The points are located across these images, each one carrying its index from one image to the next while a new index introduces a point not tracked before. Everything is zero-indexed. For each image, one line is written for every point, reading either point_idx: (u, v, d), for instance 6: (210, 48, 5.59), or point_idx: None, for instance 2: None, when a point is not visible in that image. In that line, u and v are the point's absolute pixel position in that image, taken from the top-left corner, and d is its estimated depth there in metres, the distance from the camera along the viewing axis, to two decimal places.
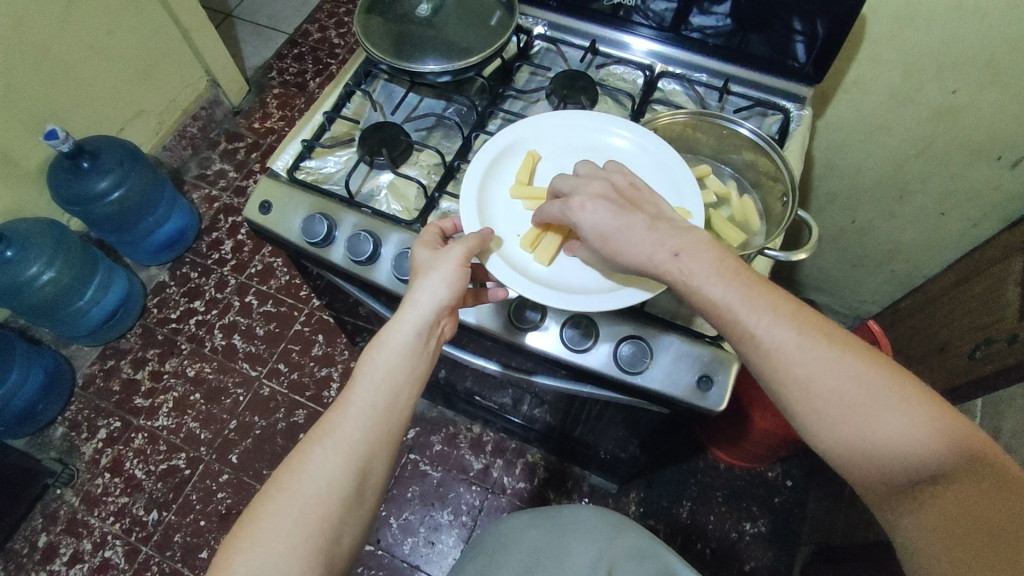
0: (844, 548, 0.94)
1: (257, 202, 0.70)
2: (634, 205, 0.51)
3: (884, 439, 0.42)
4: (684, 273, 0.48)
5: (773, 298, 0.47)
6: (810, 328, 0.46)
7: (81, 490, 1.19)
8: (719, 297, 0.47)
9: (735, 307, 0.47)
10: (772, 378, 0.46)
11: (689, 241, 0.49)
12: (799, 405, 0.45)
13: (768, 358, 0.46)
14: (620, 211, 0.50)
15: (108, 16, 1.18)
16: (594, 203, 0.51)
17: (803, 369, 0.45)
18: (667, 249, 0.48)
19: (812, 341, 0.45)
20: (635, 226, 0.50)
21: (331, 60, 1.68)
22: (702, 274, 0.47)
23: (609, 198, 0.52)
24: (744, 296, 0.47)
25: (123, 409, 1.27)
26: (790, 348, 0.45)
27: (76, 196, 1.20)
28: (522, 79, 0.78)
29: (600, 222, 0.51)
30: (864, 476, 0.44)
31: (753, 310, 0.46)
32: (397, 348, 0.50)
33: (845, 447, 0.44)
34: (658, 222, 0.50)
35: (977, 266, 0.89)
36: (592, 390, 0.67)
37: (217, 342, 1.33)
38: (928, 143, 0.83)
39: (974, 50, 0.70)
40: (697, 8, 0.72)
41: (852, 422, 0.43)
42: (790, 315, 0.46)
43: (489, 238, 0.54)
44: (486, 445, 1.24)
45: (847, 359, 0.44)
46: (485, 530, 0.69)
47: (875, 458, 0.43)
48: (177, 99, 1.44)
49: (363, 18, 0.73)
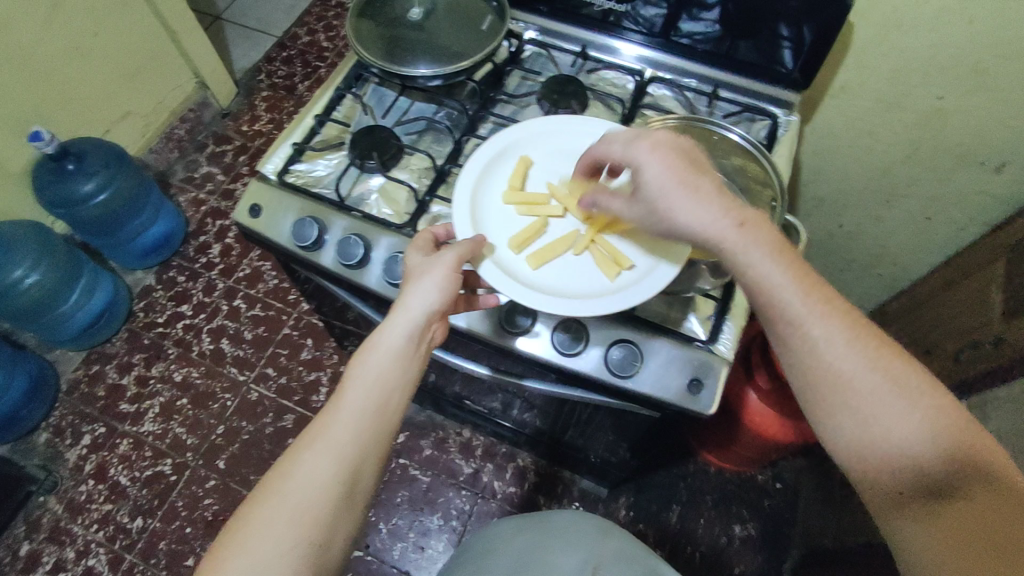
0: (836, 551, 0.95)
1: (246, 205, 0.69)
2: (703, 170, 0.50)
3: (902, 440, 0.43)
4: (744, 243, 0.47)
5: (823, 288, 0.46)
6: (857, 326, 0.45)
7: (65, 498, 1.17)
8: (776, 278, 0.46)
9: (789, 291, 0.46)
10: (807, 369, 0.46)
11: (753, 214, 0.48)
12: (830, 398, 0.45)
13: (808, 344, 0.45)
14: (691, 171, 0.49)
15: (94, 16, 1.17)
16: (664, 154, 0.50)
17: (843, 362, 0.44)
18: (731, 219, 0.47)
19: (858, 338, 0.45)
20: (701, 189, 0.48)
21: (320, 63, 1.67)
22: (757, 247, 0.47)
23: (680, 157, 0.50)
24: (798, 281, 0.46)
25: (109, 415, 1.25)
26: (837, 342, 0.45)
27: (60, 198, 1.18)
28: (513, 83, 0.78)
29: (660, 176, 0.49)
30: (874, 475, 0.44)
31: (808, 298, 0.46)
32: (388, 351, 0.49)
33: (872, 449, 0.43)
34: (724, 192, 0.49)
35: (962, 269, 0.90)
36: (582, 394, 0.67)
37: (205, 346, 1.32)
38: (915, 148, 0.84)
39: (960, 56, 0.71)
40: (686, 14, 0.73)
41: (877, 419, 0.43)
42: (840, 309, 0.46)
43: (481, 243, 0.54)
44: (476, 449, 1.23)
45: (888, 362, 0.44)
46: (472, 537, 0.68)
47: (888, 457, 0.43)
48: (165, 100, 1.43)
49: (354, 21, 0.73)
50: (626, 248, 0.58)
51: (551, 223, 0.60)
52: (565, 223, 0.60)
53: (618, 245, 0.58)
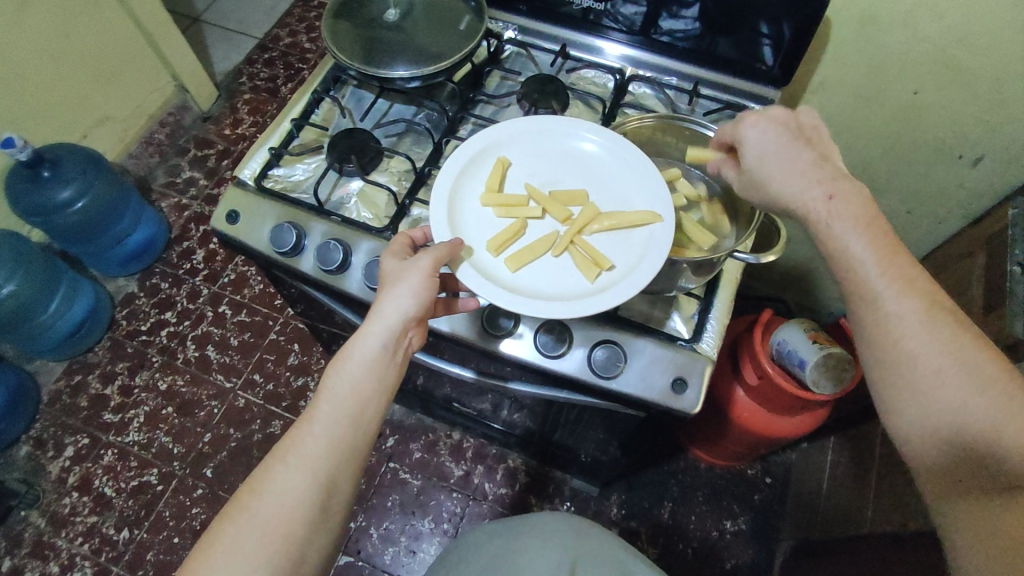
0: (825, 542, 0.96)
1: (224, 211, 0.68)
2: (806, 142, 0.53)
3: (963, 427, 0.42)
4: (829, 214, 0.48)
5: (908, 268, 0.46)
6: (936, 307, 0.45)
7: (48, 511, 1.15)
8: (858, 248, 0.47)
9: (869, 265, 0.46)
10: (875, 345, 0.46)
11: (846, 185, 0.49)
12: (893, 377, 0.45)
13: (880, 322, 0.46)
14: (789, 141, 0.53)
15: (66, 19, 1.15)
16: (768, 127, 0.55)
17: (912, 342, 0.44)
18: (822, 189, 0.50)
19: (934, 319, 0.44)
20: (800, 157, 0.52)
21: (302, 64, 1.65)
22: (844, 221, 0.48)
23: (784, 131, 0.54)
24: (880, 257, 0.46)
25: (92, 426, 1.23)
26: (910, 321, 0.44)
27: (36, 206, 1.16)
28: (493, 84, 0.78)
29: (760, 146, 0.54)
30: (933, 460, 0.44)
31: (886, 274, 0.46)
32: (362, 360, 0.49)
33: (930, 432, 0.43)
34: (822, 162, 0.52)
35: (944, 261, 0.91)
36: (568, 395, 0.66)
37: (189, 354, 1.30)
38: (894, 143, 0.85)
39: (934, 51, 0.72)
40: (666, 12, 0.73)
41: (939, 403, 0.43)
42: (923, 290, 0.45)
43: (458, 246, 0.53)
44: (466, 451, 1.23)
45: (963, 348, 0.43)
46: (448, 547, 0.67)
47: (950, 443, 0.43)
48: (143, 105, 1.41)
49: (330, 23, 0.72)
50: (605, 248, 0.57)
51: (530, 224, 0.59)
52: (545, 224, 0.60)
53: (597, 246, 0.58)
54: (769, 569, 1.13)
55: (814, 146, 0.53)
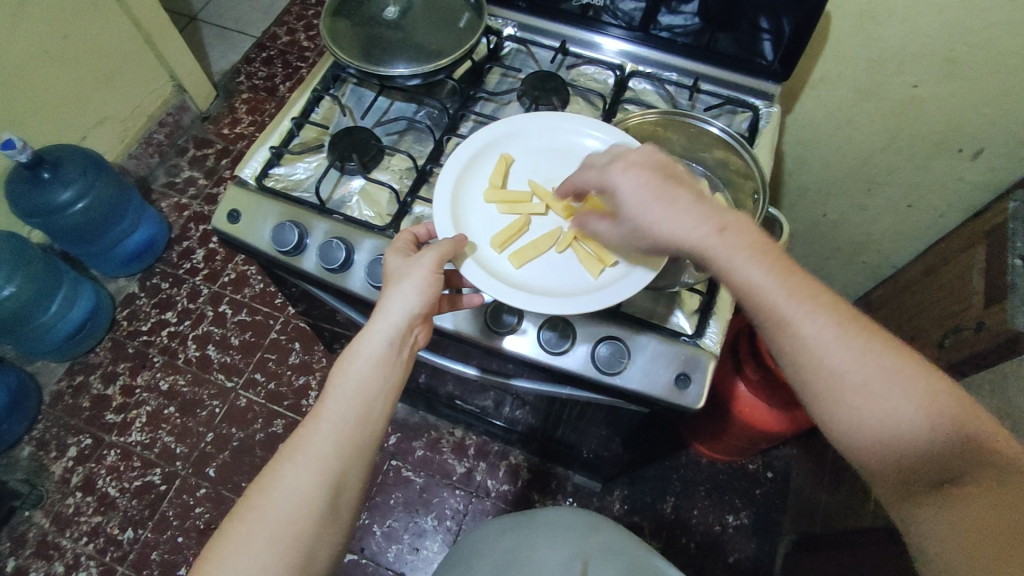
0: (825, 535, 0.97)
1: (225, 211, 0.68)
2: (678, 179, 0.50)
3: (901, 432, 0.42)
4: (726, 250, 0.46)
5: (813, 288, 0.46)
6: (847, 320, 0.45)
7: (52, 511, 1.15)
8: (759, 282, 0.46)
9: (776, 292, 0.45)
10: (801, 368, 0.45)
11: (732, 220, 0.47)
12: (824, 395, 0.44)
13: (799, 346, 0.45)
14: (666, 181, 0.49)
15: (65, 20, 1.15)
16: (636, 172, 0.49)
17: (836, 359, 0.44)
18: (709, 226, 0.47)
19: (848, 333, 0.44)
20: (680, 200, 0.48)
21: (300, 63, 1.65)
22: (738, 259, 0.46)
23: (654, 170, 0.50)
24: (785, 282, 0.46)
25: (95, 426, 1.23)
26: (827, 339, 0.44)
27: (37, 207, 1.15)
28: (493, 80, 0.78)
29: (633, 195, 0.49)
30: (879, 467, 0.44)
31: (794, 298, 0.45)
32: (369, 359, 0.49)
33: (872, 441, 0.43)
34: (703, 200, 0.48)
35: (943, 255, 0.91)
36: (571, 391, 0.66)
37: (190, 353, 1.30)
38: (893, 138, 0.85)
39: (933, 45, 0.72)
40: (665, 7, 0.73)
41: (875, 411, 0.43)
42: (829, 305, 0.45)
43: (462, 243, 0.53)
44: (469, 448, 1.23)
45: (881, 354, 0.44)
46: (463, 538, 0.68)
47: (892, 449, 0.43)
48: (142, 105, 1.40)
49: (329, 21, 0.72)
50: None
51: (533, 221, 0.60)
52: (548, 220, 0.60)
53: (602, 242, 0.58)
54: (772, 563, 1.13)
55: (691, 183, 0.50)
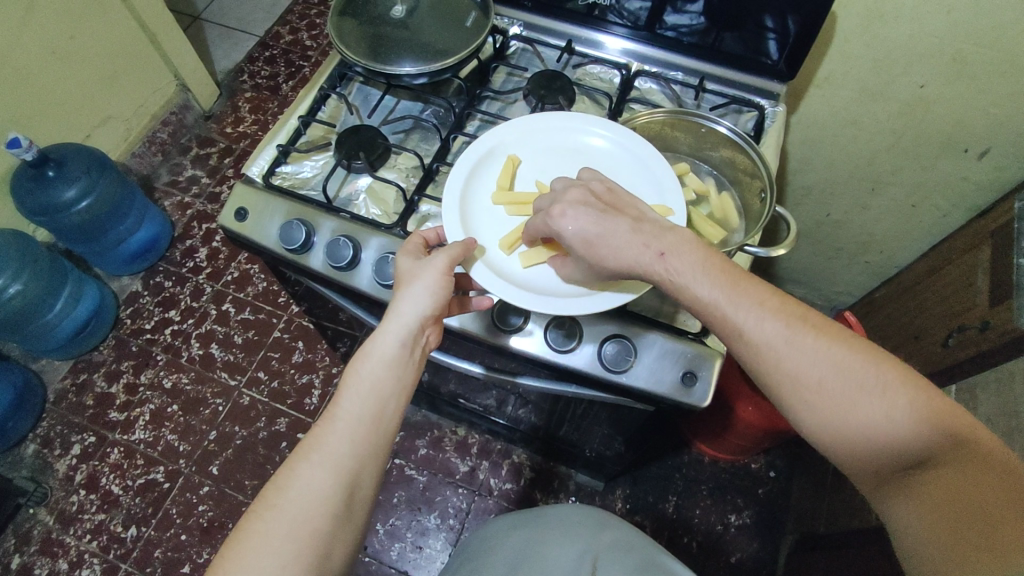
0: (828, 536, 0.97)
1: (232, 209, 0.68)
2: (616, 208, 0.51)
3: (865, 423, 0.43)
4: (671, 273, 0.48)
5: (760, 294, 0.47)
6: (796, 321, 0.46)
7: (56, 509, 1.16)
8: (707, 297, 0.47)
9: (723, 305, 0.47)
10: (761, 373, 0.47)
11: (672, 240, 0.48)
12: (786, 397, 0.46)
13: (753, 352, 0.46)
14: (604, 214, 0.50)
15: (70, 19, 1.15)
16: (574, 210, 0.50)
17: (790, 362, 0.45)
18: (652, 251, 0.48)
19: (798, 334, 0.45)
20: (619, 231, 0.49)
21: (304, 62, 1.65)
22: (685, 277, 0.47)
23: (590, 203, 0.51)
24: (734, 291, 0.47)
25: (98, 424, 1.23)
26: (778, 344, 0.45)
27: (42, 205, 1.15)
28: (499, 79, 0.78)
29: (579, 234, 0.50)
30: (851, 462, 0.44)
31: (741, 306, 0.46)
32: (382, 358, 0.49)
33: (837, 437, 0.44)
34: (641, 224, 0.49)
35: (948, 254, 0.92)
36: (576, 389, 0.67)
37: (194, 352, 1.31)
38: (899, 138, 0.85)
39: (940, 45, 0.72)
40: (671, 7, 0.73)
41: (832, 409, 0.44)
42: (777, 308, 0.46)
43: (473, 246, 0.54)
44: (471, 447, 1.23)
45: (833, 351, 0.44)
46: (473, 535, 0.69)
47: (858, 443, 0.43)
48: (146, 104, 1.40)
49: (336, 20, 0.73)
50: None
51: None
52: None
53: None
54: (774, 562, 1.13)
55: (629, 208, 0.51)
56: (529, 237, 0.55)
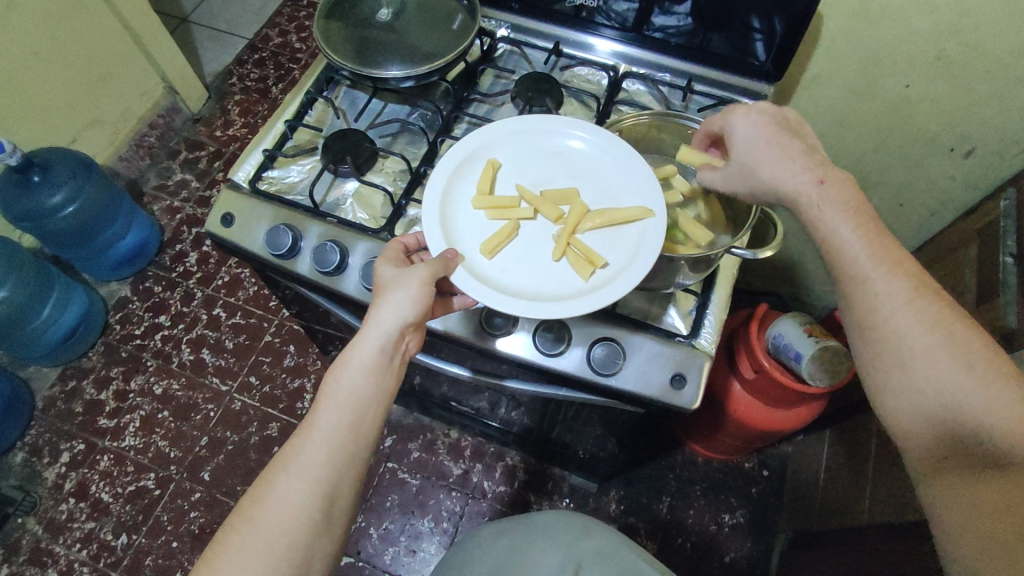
0: (821, 532, 0.98)
1: (218, 215, 0.68)
2: (794, 134, 0.54)
3: (955, 403, 0.43)
4: (822, 198, 0.49)
5: (897, 252, 0.47)
6: (924, 287, 0.46)
7: (45, 518, 1.14)
8: (847, 230, 0.48)
9: (857, 248, 0.47)
10: (865, 326, 0.47)
11: (836, 173, 0.50)
12: (882, 355, 0.46)
13: (868, 303, 0.47)
14: (781, 131, 0.53)
15: (54, 22, 1.14)
16: (758, 118, 0.55)
17: (901, 320, 0.45)
18: (812, 175, 0.50)
19: (922, 298, 0.45)
20: (790, 148, 0.52)
21: (293, 64, 1.64)
22: (834, 206, 0.49)
23: (773, 120, 0.54)
24: (869, 243, 0.47)
25: (87, 431, 1.22)
26: (897, 300, 0.46)
27: (28, 211, 1.14)
28: (486, 82, 0.78)
29: (748, 136, 0.54)
30: (920, 439, 0.45)
31: (874, 258, 0.47)
32: (360, 366, 0.49)
33: (919, 409, 0.44)
34: (811, 154, 0.52)
35: (935, 253, 0.92)
36: (566, 392, 0.66)
37: (184, 357, 1.30)
38: (885, 137, 0.85)
39: (924, 45, 0.72)
40: (658, 8, 0.73)
41: (925, 378, 0.44)
42: (909, 271, 0.46)
43: (453, 261, 0.53)
44: (465, 450, 1.23)
45: (948, 327, 0.44)
46: (455, 543, 0.68)
47: (938, 422, 0.44)
48: (132, 108, 1.39)
49: (322, 23, 0.72)
50: (598, 247, 0.58)
51: (523, 226, 0.59)
52: (537, 224, 0.60)
53: (591, 244, 0.58)
54: (767, 561, 1.13)
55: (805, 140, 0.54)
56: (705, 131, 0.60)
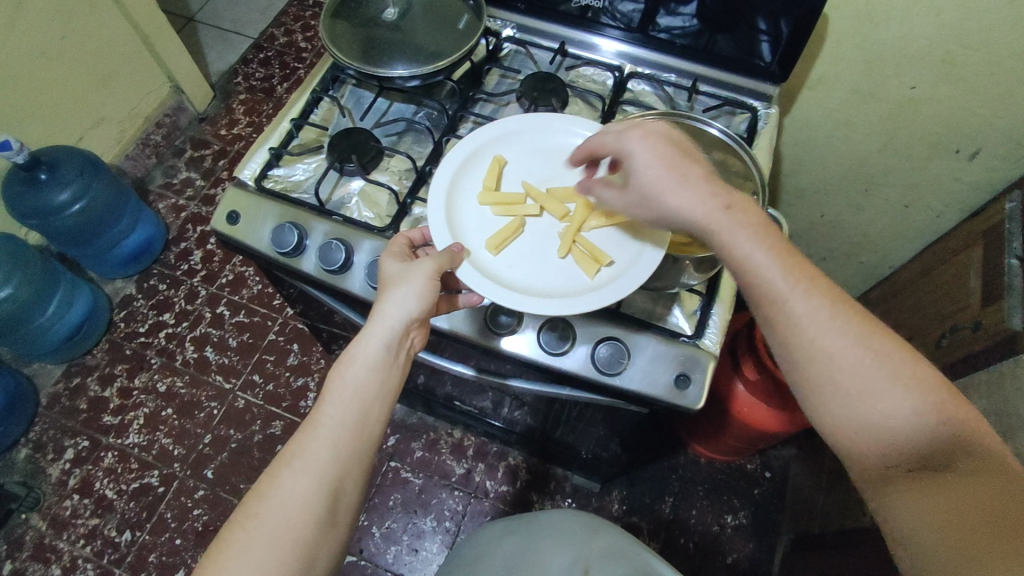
0: (823, 536, 0.98)
1: (224, 212, 0.68)
2: (691, 156, 0.51)
3: (890, 417, 0.42)
4: (730, 226, 0.47)
5: (809, 269, 0.46)
6: (840, 302, 0.45)
7: (49, 514, 1.15)
8: (762, 256, 0.46)
9: (774, 270, 0.46)
10: (792, 348, 0.45)
11: (738, 198, 0.48)
12: (814, 377, 0.45)
13: (791, 325, 0.45)
14: (680, 155, 0.50)
15: (62, 21, 1.14)
16: (652, 143, 0.51)
17: (826, 338, 0.44)
18: (717, 201, 0.48)
19: (841, 314, 0.45)
20: (689, 175, 0.49)
21: (298, 64, 1.65)
22: (742, 230, 0.47)
23: (669, 143, 0.51)
24: (784, 263, 0.46)
25: (91, 428, 1.23)
26: (820, 318, 0.45)
27: (34, 208, 1.15)
28: (492, 82, 0.78)
29: (649, 165, 0.50)
30: (862, 456, 0.44)
31: (791, 277, 0.46)
32: (366, 362, 0.49)
33: (857, 426, 0.43)
34: (711, 178, 0.49)
35: (941, 255, 0.92)
36: (570, 392, 0.66)
37: (189, 355, 1.30)
38: (891, 139, 0.85)
39: (930, 47, 0.72)
40: (664, 9, 0.73)
41: (860, 396, 0.43)
42: (824, 288, 0.46)
43: (459, 254, 0.54)
44: (467, 449, 1.23)
45: (870, 339, 0.44)
46: (465, 539, 0.69)
47: (879, 437, 0.43)
48: (139, 106, 1.40)
49: (328, 22, 0.72)
50: (604, 245, 0.58)
51: (528, 223, 0.60)
52: (542, 222, 0.60)
53: (597, 242, 0.58)
54: (771, 562, 1.13)
55: (702, 162, 0.51)
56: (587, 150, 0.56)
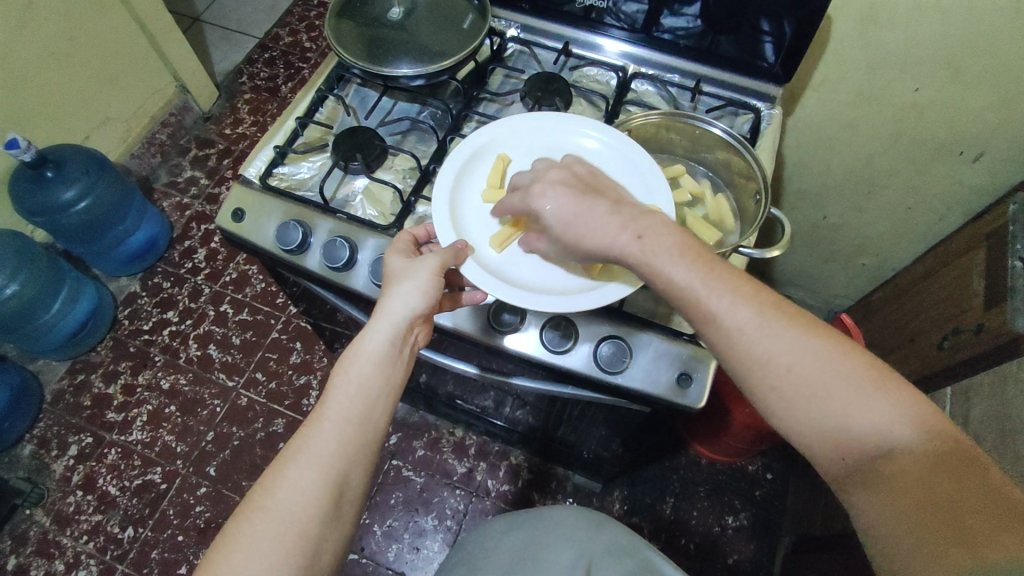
0: (825, 538, 0.97)
1: (229, 210, 0.69)
2: (596, 191, 0.52)
3: (840, 415, 0.42)
4: (648, 254, 0.47)
5: (734, 279, 0.46)
6: (768, 308, 0.45)
7: (52, 509, 1.15)
8: (683, 278, 0.46)
9: (697, 288, 0.46)
10: (732, 360, 0.45)
11: (649, 222, 0.48)
12: (759, 385, 0.44)
13: (726, 337, 0.45)
14: (583, 195, 0.51)
15: (70, 21, 1.15)
16: (554, 191, 0.52)
17: (762, 347, 0.44)
18: (630, 232, 0.48)
19: (771, 320, 0.44)
20: (598, 213, 0.50)
21: (303, 64, 1.66)
22: (660, 257, 0.47)
23: (569, 184, 0.52)
24: (705, 278, 0.46)
25: (95, 425, 1.23)
26: (750, 328, 0.44)
27: (40, 206, 1.16)
28: (496, 81, 0.78)
29: (558, 213, 0.51)
30: (823, 456, 0.43)
31: (715, 291, 0.46)
32: (370, 357, 0.50)
33: (811, 427, 0.43)
34: (619, 207, 0.50)
35: (944, 257, 0.92)
36: (572, 390, 0.67)
37: (192, 352, 1.31)
38: (894, 141, 0.86)
39: (934, 50, 0.72)
40: (667, 9, 0.73)
41: (806, 400, 0.43)
42: (750, 295, 0.45)
43: (463, 251, 0.54)
44: (469, 448, 1.23)
45: (806, 339, 0.44)
46: (467, 534, 0.69)
47: (834, 436, 0.42)
48: (145, 105, 1.41)
49: (334, 22, 0.73)
50: None
51: None
52: None
53: None
54: (771, 564, 1.13)
55: (607, 193, 0.52)
56: (501, 211, 0.56)
